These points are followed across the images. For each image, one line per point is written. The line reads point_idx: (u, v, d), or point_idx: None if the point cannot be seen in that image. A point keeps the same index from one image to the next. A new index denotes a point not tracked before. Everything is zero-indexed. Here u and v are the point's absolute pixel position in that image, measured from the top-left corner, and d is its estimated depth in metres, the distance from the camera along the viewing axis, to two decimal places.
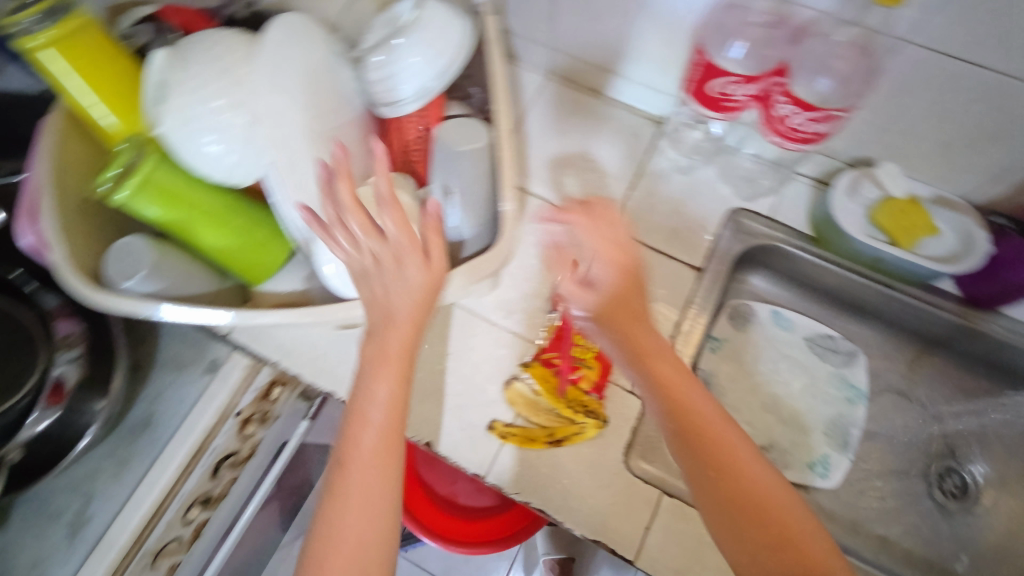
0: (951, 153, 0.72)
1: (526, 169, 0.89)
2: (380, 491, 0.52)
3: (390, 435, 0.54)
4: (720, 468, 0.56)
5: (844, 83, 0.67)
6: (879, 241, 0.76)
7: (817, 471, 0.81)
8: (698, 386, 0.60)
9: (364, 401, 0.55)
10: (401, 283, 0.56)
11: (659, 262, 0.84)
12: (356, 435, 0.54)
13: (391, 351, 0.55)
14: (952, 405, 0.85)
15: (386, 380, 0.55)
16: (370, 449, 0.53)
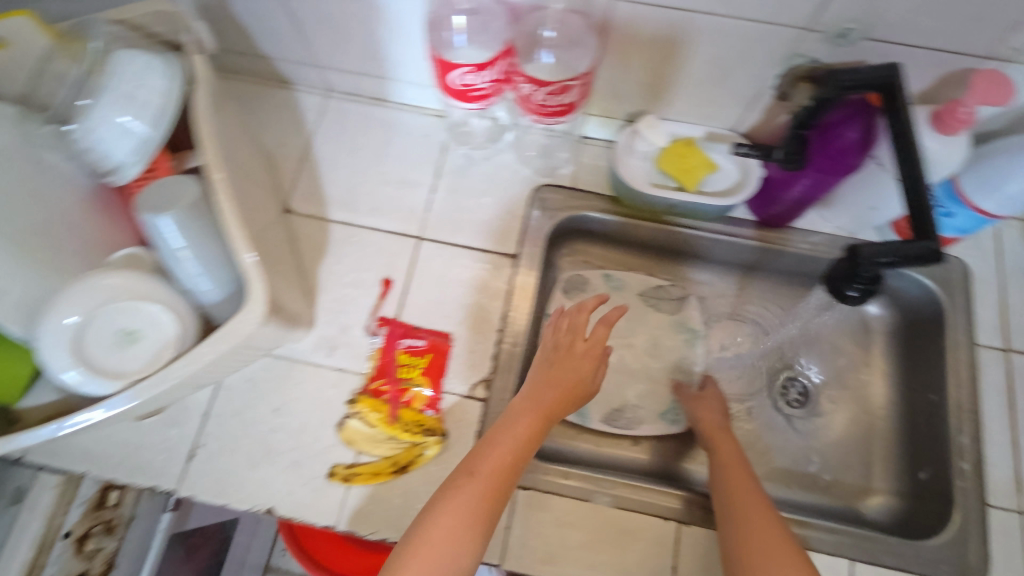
0: (704, 93, 0.74)
1: (321, 197, 0.85)
2: (470, 523, 0.55)
3: (518, 453, 0.61)
4: (739, 509, 0.63)
5: (574, 49, 0.66)
6: (666, 189, 0.78)
7: (670, 420, 0.83)
8: (732, 442, 0.73)
9: (505, 438, 0.62)
10: (561, 366, 0.70)
11: (474, 259, 0.82)
12: (521, 453, 0.61)
13: (523, 428, 0.63)
14: (782, 320, 0.89)
15: (525, 425, 0.64)
16: (496, 474, 0.59)
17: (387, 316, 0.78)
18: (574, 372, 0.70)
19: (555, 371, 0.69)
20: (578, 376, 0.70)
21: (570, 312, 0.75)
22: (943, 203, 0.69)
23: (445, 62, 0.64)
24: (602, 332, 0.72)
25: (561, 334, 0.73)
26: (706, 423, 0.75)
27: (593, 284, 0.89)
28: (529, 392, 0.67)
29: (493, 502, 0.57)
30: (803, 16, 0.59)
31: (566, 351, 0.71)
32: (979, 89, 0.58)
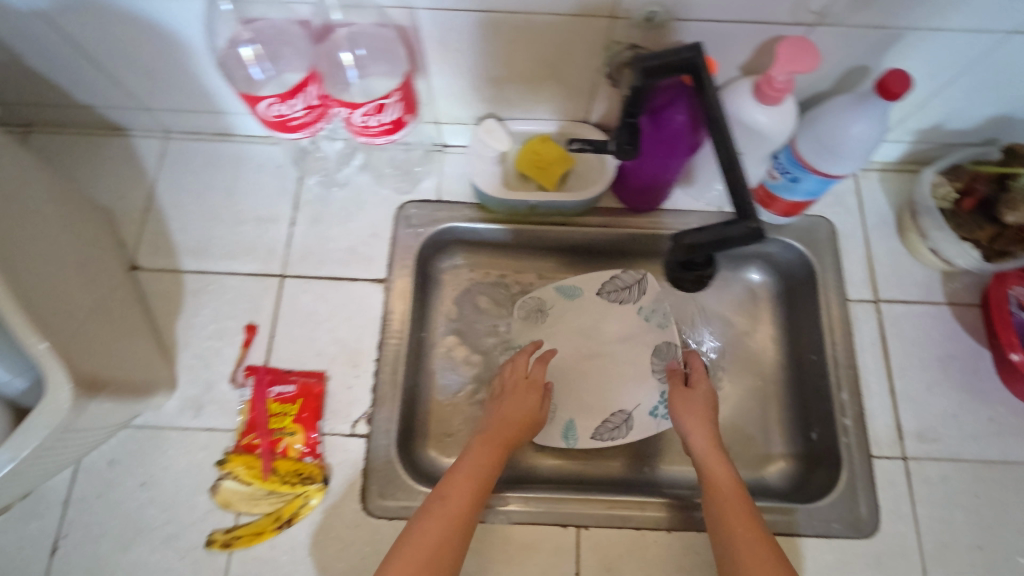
0: (543, 89, 0.71)
1: (171, 247, 0.80)
2: (444, 548, 0.55)
3: (483, 484, 0.62)
4: (728, 522, 0.59)
5: (396, 63, 0.63)
6: (526, 192, 0.77)
7: (660, 415, 0.79)
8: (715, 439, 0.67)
9: (468, 465, 0.63)
10: (510, 402, 0.72)
11: (342, 290, 0.79)
12: (483, 486, 0.62)
13: (485, 458, 0.64)
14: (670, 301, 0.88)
15: (484, 453, 0.65)
16: (462, 496, 0.60)
17: (255, 364, 0.74)
18: (525, 408, 0.72)
19: (506, 407, 0.71)
20: (528, 412, 0.72)
21: (513, 358, 0.77)
22: (789, 168, 0.69)
23: (248, 96, 0.60)
24: (540, 368, 0.76)
25: (508, 377, 0.75)
26: (689, 421, 0.69)
27: (552, 300, 0.85)
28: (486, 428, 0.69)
29: (462, 526, 0.58)
30: (606, 4, 0.57)
31: (517, 389, 0.74)
32: (785, 57, 0.56)
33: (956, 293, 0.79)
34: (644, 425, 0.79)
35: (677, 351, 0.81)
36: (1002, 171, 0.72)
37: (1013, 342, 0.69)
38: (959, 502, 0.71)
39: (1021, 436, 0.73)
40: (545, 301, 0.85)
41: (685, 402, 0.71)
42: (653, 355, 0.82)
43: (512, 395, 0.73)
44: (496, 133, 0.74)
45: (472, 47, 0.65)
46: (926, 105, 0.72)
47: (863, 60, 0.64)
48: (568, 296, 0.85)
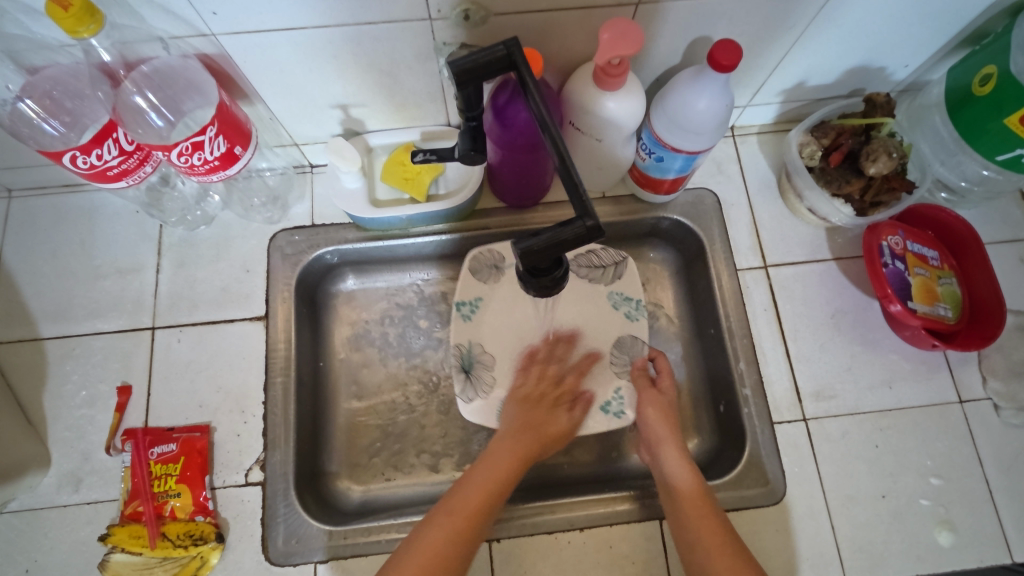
0: (390, 97, 0.68)
1: (28, 314, 0.74)
2: (458, 547, 0.58)
3: (493, 485, 0.63)
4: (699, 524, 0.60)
5: (206, 93, 0.58)
6: (395, 206, 0.73)
7: (613, 413, 0.73)
8: (678, 450, 0.67)
9: (488, 467, 0.65)
10: (542, 413, 0.71)
11: (219, 333, 0.75)
12: (489, 488, 0.63)
13: (503, 457, 0.66)
14: None
15: (510, 459, 0.66)
16: (476, 500, 0.61)
17: (133, 427, 0.71)
18: (556, 424, 0.70)
19: (534, 421, 0.70)
20: (558, 424, 0.71)
21: (546, 359, 0.76)
22: (654, 148, 0.68)
23: (47, 152, 0.55)
24: (571, 381, 0.74)
25: (536, 382, 0.73)
26: (657, 430, 0.69)
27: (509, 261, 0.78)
28: (510, 428, 0.69)
29: (472, 532, 0.60)
30: (417, 8, 0.54)
31: (548, 400, 0.72)
32: (608, 43, 0.54)
33: (841, 248, 0.80)
34: (595, 421, 0.73)
35: (642, 347, 0.76)
36: (865, 123, 0.72)
37: (889, 294, 0.69)
38: (860, 454, 0.72)
39: (914, 380, 0.75)
40: (504, 259, 0.78)
41: (656, 413, 0.70)
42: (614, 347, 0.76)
43: (539, 397, 0.72)
44: (346, 151, 0.68)
45: (296, 66, 0.61)
46: (781, 66, 0.71)
47: (699, 30, 0.62)
48: None
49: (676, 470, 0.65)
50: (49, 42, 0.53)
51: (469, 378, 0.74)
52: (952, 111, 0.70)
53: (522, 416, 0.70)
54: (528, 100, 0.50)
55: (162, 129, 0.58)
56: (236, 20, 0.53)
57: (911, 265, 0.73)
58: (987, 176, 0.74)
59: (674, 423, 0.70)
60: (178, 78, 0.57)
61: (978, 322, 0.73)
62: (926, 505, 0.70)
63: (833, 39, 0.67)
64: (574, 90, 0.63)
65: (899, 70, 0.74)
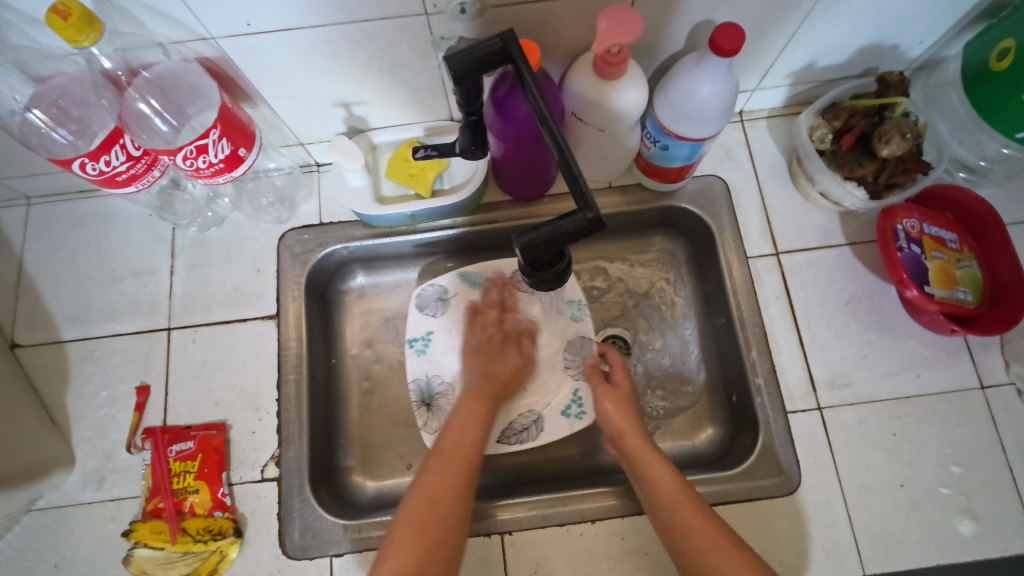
0: (392, 93, 0.68)
1: (50, 318, 0.77)
2: (452, 494, 0.60)
3: (472, 434, 0.66)
4: (675, 512, 0.59)
5: (208, 97, 0.59)
6: (401, 203, 0.73)
7: (573, 415, 0.75)
8: (655, 454, 0.65)
9: (459, 423, 0.67)
10: (492, 359, 0.75)
11: (231, 333, 0.76)
12: (471, 437, 0.66)
13: (474, 411, 0.69)
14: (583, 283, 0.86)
15: (476, 409, 0.69)
16: (459, 446, 0.65)
17: (152, 426, 0.72)
18: (505, 361, 0.75)
19: (488, 367, 0.74)
20: (512, 365, 0.75)
21: (482, 310, 0.78)
22: (658, 136, 0.67)
23: (57, 159, 0.57)
24: (510, 318, 0.77)
25: (483, 330, 0.77)
26: (628, 439, 0.67)
27: (454, 291, 0.79)
28: (472, 379, 0.73)
29: (467, 472, 0.62)
30: (412, 3, 0.54)
31: (502, 345, 0.76)
32: (606, 31, 0.53)
33: (856, 233, 0.78)
34: (556, 426, 0.75)
35: (593, 345, 0.77)
36: (878, 103, 0.70)
37: (904, 279, 0.67)
38: (877, 443, 0.70)
39: (934, 366, 0.73)
40: (449, 290, 0.79)
41: (625, 424, 0.68)
42: (566, 351, 0.77)
43: (484, 340, 0.76)
44: (348, 150, 0.68)
45: (296, 66, 0.61)
46: (788, 48, 0.69)
47: (702, 14, 0.61)
48: (474, 286, 0.80)
49: (658, 477, 0.62)
50: (53, 51, 0.53)
51: (429, 409, 0.76)
52: (970, 88, 0.67)
53: (474, 369, 0.74)
54: (527, 93, 0.50)
55: (168, 134, 0.59)
56: (233, 21, 0.53)
57: (928, 248, 0.71)
58: (1007, 154, 0.71)
59: (637, 426, 0.68)
60: (181, 83, 0.57)
61: (1000, 306, 0.71)
62: (947, 494, 0.68)
63: (842, 18, 0.65)
64: (575, 80, 0.62)
65: (913, 47, 0.71)
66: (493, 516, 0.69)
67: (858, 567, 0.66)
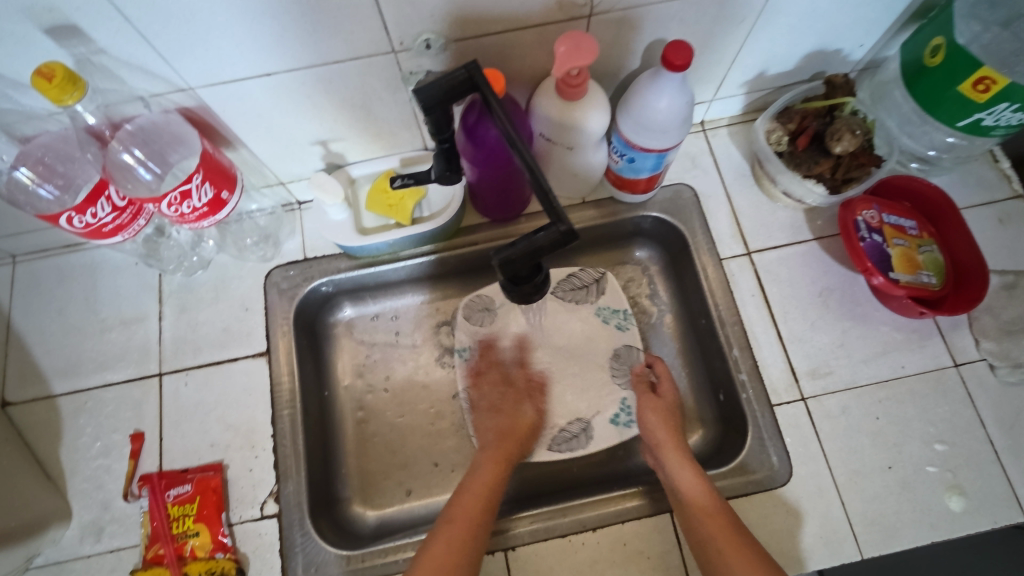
0: (367, 128, 0.71)
1: (39, 373, 0.77)
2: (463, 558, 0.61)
3: (485, 492, 0.67)
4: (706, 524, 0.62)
5: (190, 145, 0.61)
6: (382, 232, 0.75)
7: (622, 422, 0.78)
8: (689, 464, 0.67)
9: (475, 482, 0.68)
10: (502, 417, 0.76)
11: (223, 373, 0.77)
12: (482, 495, 0.67)
13: (489, 475, 0.69)
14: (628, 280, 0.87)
15: (493, 468, 0.70)
16: (472, 510, 0.65)
17: (148, 472, 0.72)
18: (520, 419, 0.76)
19: (499, 434, 0.74)
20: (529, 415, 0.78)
21: (484, 370, 0.81)
22: (624, 150, 0.71)
23: (43, 215, 0.58)
24: (522, 373, 0.82)
25: (493, 389, 0.79)
26: (663, 448, 0.70)
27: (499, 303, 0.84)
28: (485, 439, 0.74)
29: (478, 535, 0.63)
30: (380, 42, 0.57)
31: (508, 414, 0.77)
32: (565, 56, 0.57)
33: (821, 228, 0.81)
34: (607, 434, 0.78)
35: (640, 355, 0.81)
36: (828, 104, 0.74)
37: (870, 267, 0.71)
38: (862, 428, 0.72)
39: (908, 349, 0.75)
40: (493, 301, 0.84)
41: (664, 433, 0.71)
42: (613, 359, 0.82)
43: (496, 409, 0.77)
44: (328, 185, 0.70)
45: (273, 109, 0.64)
46: (739, 59, 0.73)
47: (654, 34, 0.65)
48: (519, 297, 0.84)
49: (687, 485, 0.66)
50: (38, 112, 0.56)
51: None
52: (909, 84, 0.71)
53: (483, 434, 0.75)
54: (494, 120, 0.53)
55: (151, 182, 0.61)
56: (210, 72, 0.56)
57: (890, 237, 0.74)
58: (953, 143, 0.76)
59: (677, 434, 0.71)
60: (163, 133, 0.60)
61: (963, 286, 0.74)
62: (934, 472, 0.70)
63: (785, 27, 0.69)
64: (539, 104, 0.65)
65: (855, 50, 0.76)
66: (505, 531, 0.70)
67: (855, 552, 0.68)
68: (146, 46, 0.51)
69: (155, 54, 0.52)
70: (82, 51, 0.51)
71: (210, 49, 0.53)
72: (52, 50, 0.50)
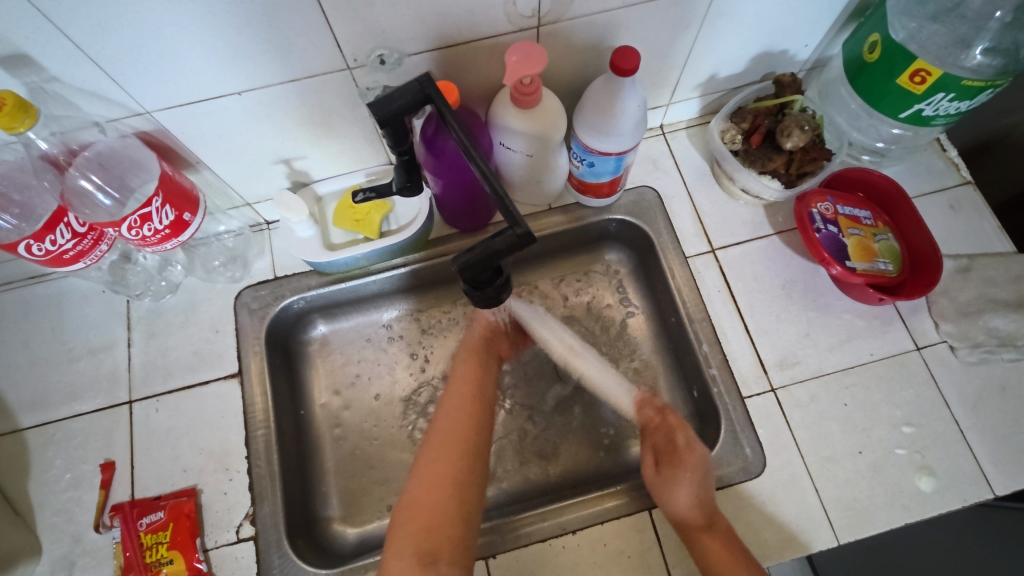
0: (329, 145, 0.72)
1: (5, 408, 0.76)
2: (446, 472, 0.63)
3: (464, 399, 0.70)
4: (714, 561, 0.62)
5: (149, 167, 0.61)
6: (350, 247, 0.76)
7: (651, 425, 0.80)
8: (687, 488, 0.66)
9: (456, 392, 0.71)
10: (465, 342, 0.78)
11: (195, 396, 0.76)
12: (461, 411, 0.69)
13: (465, 384, 0.72)
14: (636, 286, 0.87)
15: (470, 372, 0.73)
16: (454, 423, 0.67)
17: (120, 502, 0.71)
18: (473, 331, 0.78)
19: (470, 349, 0.76)
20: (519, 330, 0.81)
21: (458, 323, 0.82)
22: (584, 155, 0.72)
23: (1, 244, 0.57)
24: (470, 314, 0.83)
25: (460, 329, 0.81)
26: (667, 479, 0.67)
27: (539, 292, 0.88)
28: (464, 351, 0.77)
29: (462, 450, 0.65)
30: (334, 59, 0.58)
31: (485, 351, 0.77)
32: (515, 65, 0.58)
33: (781, 223, 0.83)
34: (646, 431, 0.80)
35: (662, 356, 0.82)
36: (778, 103, 0.77)
37: (827, 258, 0.73)
38: (831, 415, 0.74)
39: (871, 336, 0.77)
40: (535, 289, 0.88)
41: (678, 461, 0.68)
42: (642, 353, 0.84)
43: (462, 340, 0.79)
44: (293, 203, 0.71)
45: (234, 129, 0.64)
46: (690, 64, 0.76)
47: (604, 42, 0.67)
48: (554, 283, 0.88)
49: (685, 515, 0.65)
50: None
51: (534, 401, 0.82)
52: (852, 80, 0.74)
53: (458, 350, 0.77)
54: (449, 130, 0.54)
55: (112, 207, 0.61)
56: (165, 94, 0.56)
57: (845, 227, 0.76)
58: (899, 134, 0.79)
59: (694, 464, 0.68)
60: (122, 158, 0.60)
61: (920, 271, 0.76)
62: (903, 454, 0.72)
63: (730, 31, 0.71)
64: (494, 112, 0.66)
65: (800, 50, 0.79)
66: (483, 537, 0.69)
67: (832, 538, 0.69)
68: (98, 71, 0.52)
69: (111, 79, 0.53)
70: (35, 80, 0.51)
71: (164, 71, 0.54)
72: (4, 80, 0.51)
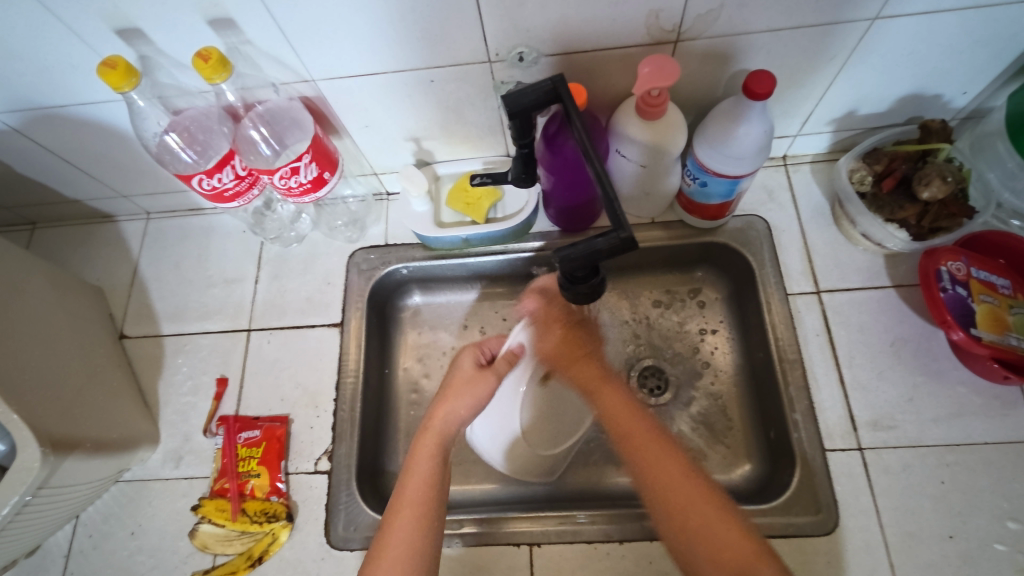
0: (456, 131, 0.77)
1: (153, 315, 0.89)
2: (429, 490, 0.60)
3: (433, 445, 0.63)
4: (653, 475, 0.57)
5: (304, 128, 0.69)
6: (457, 227, 0.81)
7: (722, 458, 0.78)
8: (619, 395, 0.64)
9: (449, 408, 0.65)
10: (457, 385, 0.67)
11: (301, 336, 0.85)
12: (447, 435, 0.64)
13: (471, 390, 0.67)
14: (725, 312, 0.86)
15: (469, 388, 0.67)
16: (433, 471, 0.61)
17: (226, 414, 0.81)
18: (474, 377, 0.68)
19: (473, 391, 0.66)
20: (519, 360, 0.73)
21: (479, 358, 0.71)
22: (698, 173, 0.72)
23: (181, 175, 0.68)
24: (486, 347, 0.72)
25: (466, 360, 0.70)
26: (602, 396, 0.64)
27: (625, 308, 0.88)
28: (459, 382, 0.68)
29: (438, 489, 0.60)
30: (477, 52, 0.63)
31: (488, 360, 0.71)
32: (648, 76, 0.60)
33: (901, 276, 0.78)
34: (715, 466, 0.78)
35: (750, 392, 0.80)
36: (920, 149, 0.72)
37: (949, 321, 0.68)
38: (923, 490, 0.68)
39: (985, 416, 0.70)
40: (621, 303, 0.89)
41: (586, 369, 0.67)
42: (725, 383, 0.82)
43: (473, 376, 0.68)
44: (415, 178, 0.77)
45: (379, 104, 0.71)
46: (827, 97, 0.73)
47: (740, 64, 0.67)
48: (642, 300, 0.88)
49: (615, 421, 0.62)
50: (191, 89, 0.67)
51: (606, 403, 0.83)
52: (1010, 137, 0.69)
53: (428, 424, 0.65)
54: (572, 130, 0.56)
55: (269, 157, 0.69)
56: (331, 66, 0.64)
57: (975, 292, 0.70)
58: None
59: (604, 370, 0.67)
60: (285, 116, 0.69)
61: None
62: (1002, 550, 0.65)
63: (879, 68, 0.68)
64: (617, 120, 0.68)
65: (957, 97, 0.73)
66: (530, 525, 0.71)
67: None
68: (283, 40, 0.60)
69: (291, 49, 0.62)
70: (233, 41, 0.61)
71: (333, 46, 0.61)
72: (211, 39, 0.60)
